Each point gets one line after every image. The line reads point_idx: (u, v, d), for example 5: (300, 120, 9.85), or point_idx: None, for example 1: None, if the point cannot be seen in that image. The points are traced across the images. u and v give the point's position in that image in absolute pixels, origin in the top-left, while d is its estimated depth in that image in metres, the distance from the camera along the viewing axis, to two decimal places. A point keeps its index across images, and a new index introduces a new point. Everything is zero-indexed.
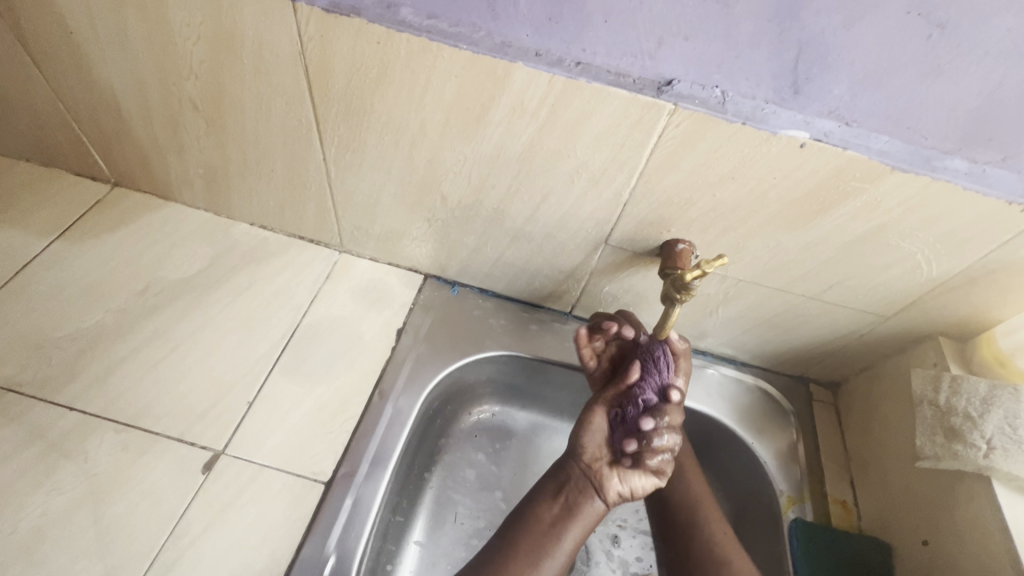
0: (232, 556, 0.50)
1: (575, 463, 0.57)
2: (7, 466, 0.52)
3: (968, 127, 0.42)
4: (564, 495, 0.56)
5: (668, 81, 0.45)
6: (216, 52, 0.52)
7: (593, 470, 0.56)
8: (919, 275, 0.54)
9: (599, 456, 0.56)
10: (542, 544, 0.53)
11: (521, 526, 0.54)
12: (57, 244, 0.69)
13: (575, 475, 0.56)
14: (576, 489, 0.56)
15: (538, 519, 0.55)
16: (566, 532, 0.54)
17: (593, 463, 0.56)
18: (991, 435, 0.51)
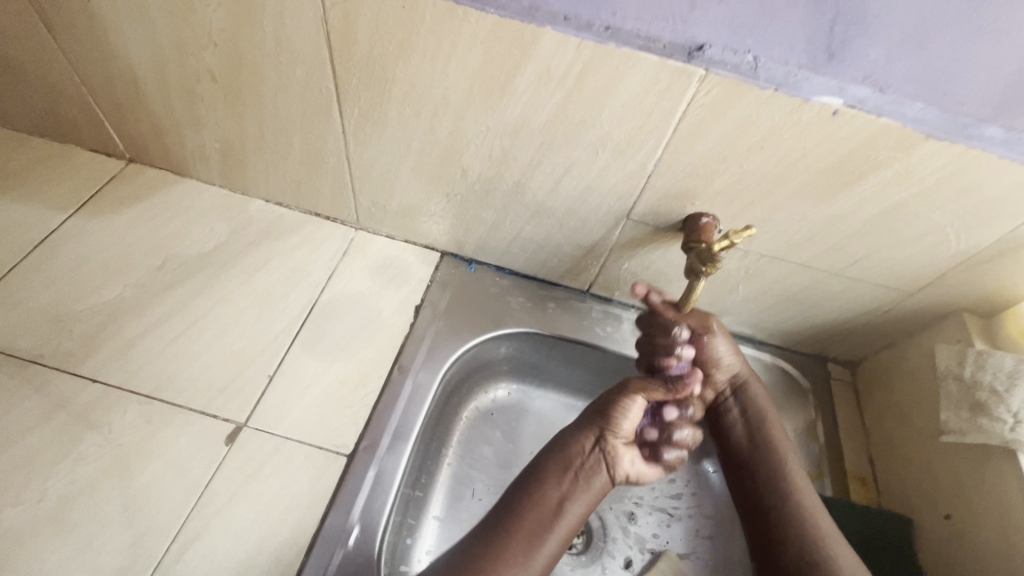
0: (257, 525, 0.50)
1: (592, 438, 0.57)
2: (32, 436, 0.52)
3: (1007, 93, 0.42)
4: (574, 467, 0.56)
5: (699, 46, 0.43)
6: (235, 18, 0.51)
7: (607, 447, 0.57)
8: (948, 248, 0.54)
9: (618, 437, 0.57)
10: (551, 513, 0.54)
11: (533, 495, 0.55)
12: (74, 219, 0.68)
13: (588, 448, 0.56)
14: (589, 464, 0.56)
15: (549, 489, 0.55)
16: (570, 506, 0.55)
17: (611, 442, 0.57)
18: (1019, 410, 0.50)
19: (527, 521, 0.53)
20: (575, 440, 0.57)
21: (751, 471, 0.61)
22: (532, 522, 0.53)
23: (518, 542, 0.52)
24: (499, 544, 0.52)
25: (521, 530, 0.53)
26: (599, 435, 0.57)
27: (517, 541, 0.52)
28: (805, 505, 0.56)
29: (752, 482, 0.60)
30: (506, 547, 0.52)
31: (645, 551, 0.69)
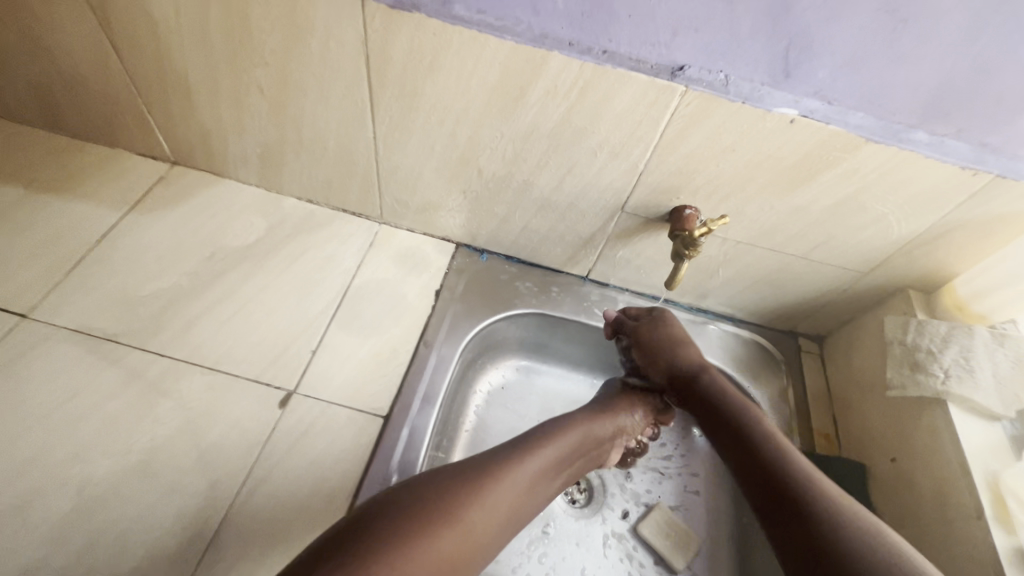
0: (312, 473, 0.59)
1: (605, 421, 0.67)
2: (115, 401, 0.61)
3: (929, 106, 0.51)
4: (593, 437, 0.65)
5: (680, 66, 0.53)
6: (287, 41, 0.59)
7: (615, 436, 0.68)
8: (892, 234, 0.63)
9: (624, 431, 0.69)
10: (560, 465, 0.60)
11: (544, 441, 0.60)
12: (129, 216, 0.76)
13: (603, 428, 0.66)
14: (601, 443, 0.66)
15: (566, 446, 0.61)
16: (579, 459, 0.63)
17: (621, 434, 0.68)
18: (949, 365, 0.61)
19: (542, 459, 0.58)
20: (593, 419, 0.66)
21: (734, 440, 0.59)
22: (545, 465, 0.58)
23: (526, 473, 0.55)
24: (508, 467, 0.55)
25: (534, 470, 0.56)
26: (613, 425, 0.67)
27: (529, 473, 0.56)
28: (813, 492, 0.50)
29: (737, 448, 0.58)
30: (515, 472, 0.55)
31: (640, 504, 0.79)
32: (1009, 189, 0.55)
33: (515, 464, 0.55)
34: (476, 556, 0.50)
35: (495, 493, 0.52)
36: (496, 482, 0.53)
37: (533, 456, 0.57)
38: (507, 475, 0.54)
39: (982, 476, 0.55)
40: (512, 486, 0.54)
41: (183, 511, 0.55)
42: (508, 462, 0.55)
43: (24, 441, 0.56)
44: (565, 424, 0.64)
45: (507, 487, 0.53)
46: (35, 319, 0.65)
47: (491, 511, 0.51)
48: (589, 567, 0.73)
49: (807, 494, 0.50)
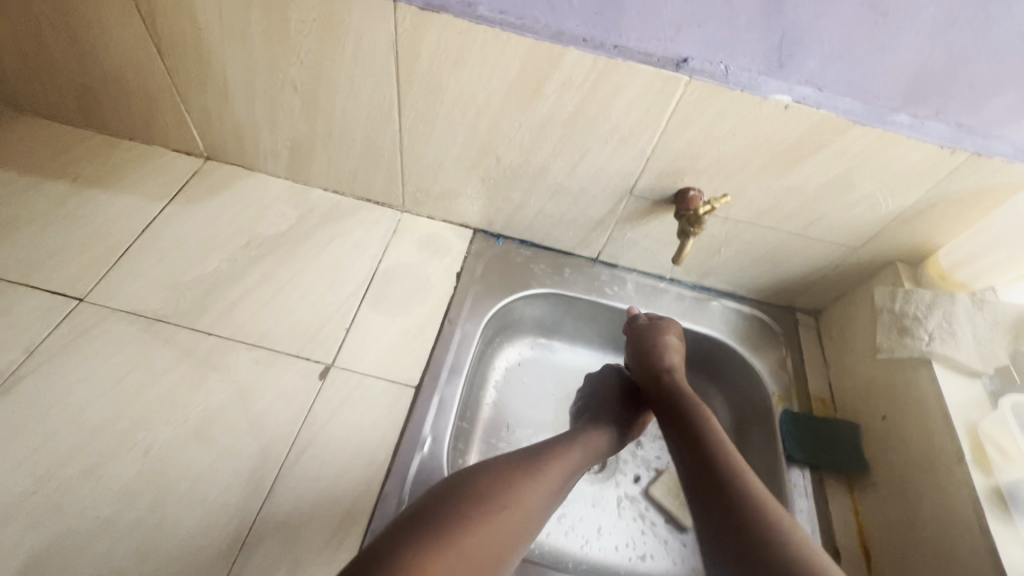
0: (352, 437, 0.65)
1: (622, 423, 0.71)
2: (170, 374, 0.66)
3: (909, 91, 0.57)
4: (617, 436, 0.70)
5: (684, 59, 0.58)
6: (323, 41, 0.65)
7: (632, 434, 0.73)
8: (880, 209, 0.69)
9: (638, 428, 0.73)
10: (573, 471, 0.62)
11: (570, 441, 0.64)
12: (169, 208, 0.82)
13: (622, 428, 0.71)
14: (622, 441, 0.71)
15: (593, 446, 0.65)
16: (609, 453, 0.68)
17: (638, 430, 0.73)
18: (933, 329, 0.66)
19: (574, 456, 0.63)
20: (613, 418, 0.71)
21: (682, 441, 0.59)
22: (574, 463, 0.62)
23: (561, 468, 0.60)
24: (544, 463, 0.59)
25: (567, 466, 0.61)
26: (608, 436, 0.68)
27: (564, 466, 0.60)
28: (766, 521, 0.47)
29: (683, 450, 0.58)
30: (551, 467, 0.59)
31: (650, 469, 0.84)
32: (987, 165, 0.60)
33: (551, 461, 0.60)
34: (520, 548, 0.53)
35: (538, 484, 0.57)
36: (535, 476, 0.57)
37: (565, 454, 0.62)
38: (546, 467, 0.59)
39: (963, 425, 0.61)
40: (551, 476, 0.58)
41: (238, 471, 0.61)
42: (543, 458, 0.60)
43: (94, 409, 0.63)
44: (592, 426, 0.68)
45: (546, 480, 0.58)
46: (92, 302, 0.71)
47: (536, 500, 0.56)
48: (604, 526, 0.78)
49: (747, 512, 0.49)
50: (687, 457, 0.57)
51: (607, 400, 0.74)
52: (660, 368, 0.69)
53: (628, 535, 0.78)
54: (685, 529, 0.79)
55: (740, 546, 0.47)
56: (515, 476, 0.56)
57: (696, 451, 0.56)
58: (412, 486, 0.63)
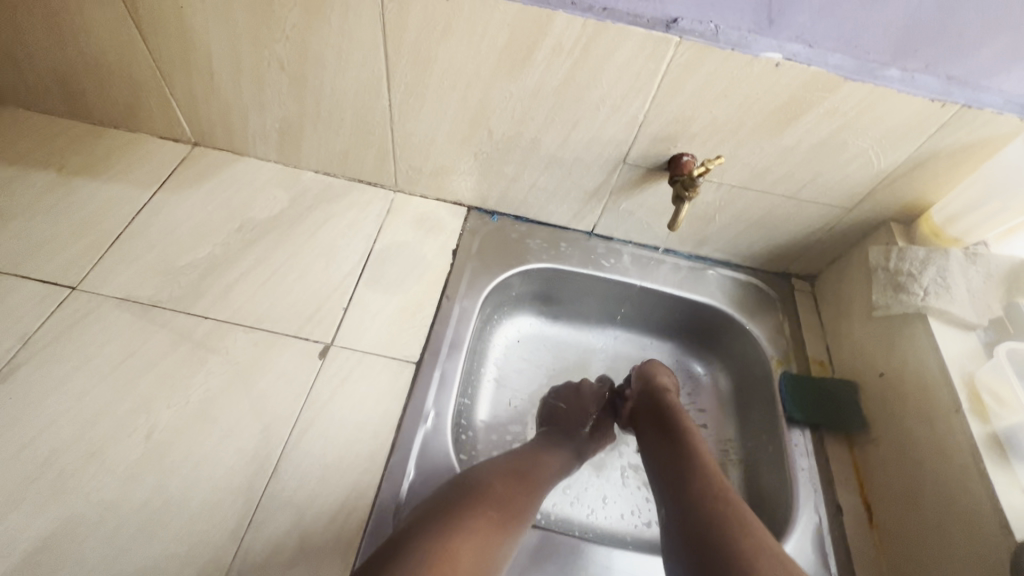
0: (355, 414, 0.65)
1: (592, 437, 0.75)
2: (168, 358, 0.66)
3: (899, 44, 0.57)
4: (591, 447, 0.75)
5: (674, 19, 0.58)
6: (308, 16, 0.64)
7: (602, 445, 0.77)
8: (872, 167, 0.69)
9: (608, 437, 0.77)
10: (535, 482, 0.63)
11: (552, 447, 0.70)
12: (158, 195, 0.81)
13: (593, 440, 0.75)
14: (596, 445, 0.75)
15: (569, 450, 0.71)
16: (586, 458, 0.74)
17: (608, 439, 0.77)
18: (927, 284, 0.67)
19: (557, 458, 0.68)
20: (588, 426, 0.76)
21: (665, 453, 0.64)
22: (558, 465, 0.68)
23: (547, 470, 0.65)
24: (533, 466, 0.64)
25: (552, 468, 0.66)
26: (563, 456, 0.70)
27: (549, 468, 0.66)
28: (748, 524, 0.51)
29: (664, 460, 0.63)
30: (514, 484, 0.60)
31: None
32: (978, 117, 0.60)
33: (538, 464, 0.65)
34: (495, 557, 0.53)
35: (525, 487, 0.61)
36: (525, 475, 0.62)
37: (549, 458, 0.67)
38: (535, 468, 0.64)
39: (959, 376, 0.62)
40: (540, 476, 0.64)
41: (241, 450, 0.61)
42: (531, 461, 0.65)
43: (92, 395, 0.62)
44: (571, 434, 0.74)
45: (535, 478, 0.63)
46: (85, 290, 0.70)
47: (530, 495, 0.60)
48: (609, 495, 0.78)
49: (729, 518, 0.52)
50: (669, 466, 0.61)
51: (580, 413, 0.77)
52: (655, 385, 0.75)
53: (633, 504, 0.78)
54: None
55: (710, 538, 0.50)
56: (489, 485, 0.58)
57: (678, 462, 0.61)
58: (417, 459, 0.63)
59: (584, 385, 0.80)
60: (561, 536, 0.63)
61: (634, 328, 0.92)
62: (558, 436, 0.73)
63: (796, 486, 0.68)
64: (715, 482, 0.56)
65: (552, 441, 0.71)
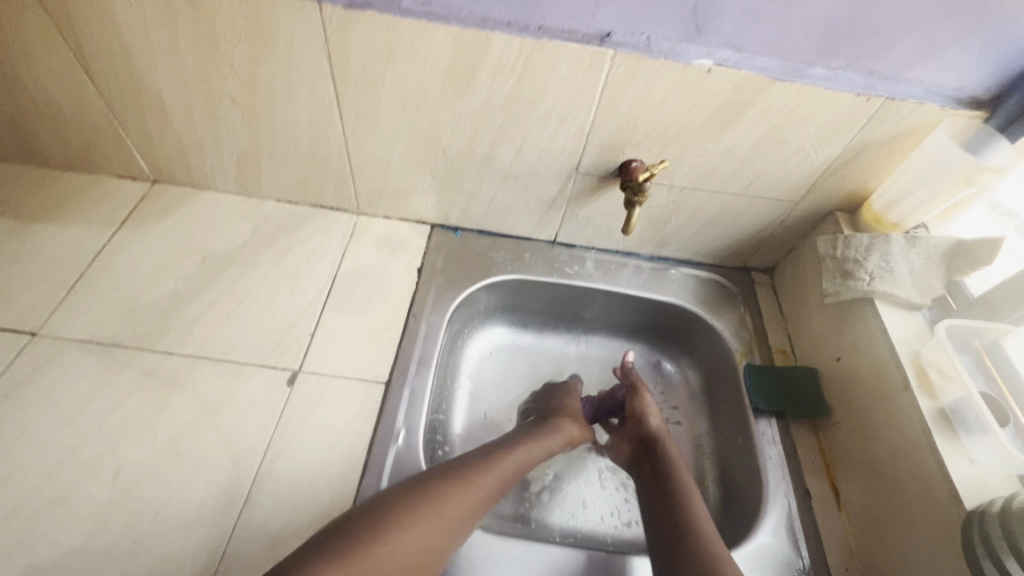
0: (326, 438, 0.65)
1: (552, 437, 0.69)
2: (134, 397, 0.66)
3: (822, 43, 0.60)
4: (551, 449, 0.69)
5: (607, 33, 0.60)
6: (253, 49, 0.65)
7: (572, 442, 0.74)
8: (812, 161, 0.72)
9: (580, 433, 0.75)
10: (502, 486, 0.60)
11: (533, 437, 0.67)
12: (118, 234, 0.81)
13: (550, 442, 0.69)
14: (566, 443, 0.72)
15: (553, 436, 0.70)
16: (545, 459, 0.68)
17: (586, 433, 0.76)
18: (872, 269, 0.69)
19: (506, 469, 0.61)
20: (546, 430, 0.70)
21: (656, 503, 0.63)
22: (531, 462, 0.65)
23: (485, 487, 0.58)
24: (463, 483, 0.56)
25: (494, 485, 0.59)
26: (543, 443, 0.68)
27: (485, 487, 0.58)
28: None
29: (655, 512, 0.62)
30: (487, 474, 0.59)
31: None
32: (902, 107, 0.64)
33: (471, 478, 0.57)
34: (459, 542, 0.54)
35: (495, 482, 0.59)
36: (450, 493, 0.55)
37: (495, 472, 0.60)
38: (466, 486, 0.56)
39: (907, 355, 0.64)
40: (472, 494, 0.56)
41: (212, 483, 0.61)
42: (462, 476, 0.57)
43: (58, 439, 0.62)
44: (526, 441, 0.66)
45: (467, 495, 0.56)
46: (46, 335, 0.70)
47: (448, 518, 0.53)
48: (589, 498, 0.78)
49: None
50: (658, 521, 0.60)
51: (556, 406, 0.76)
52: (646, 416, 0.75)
53: (613, 505, 0.78)
54: None
55: None
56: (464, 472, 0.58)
57: (668, 516, 0.60)
58: (390, 476, 0.63)
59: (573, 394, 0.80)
60: (539, 543, 0.63)
61: (604, 332, 0.94)
62: (511, 443, 0.65)
63: (767, 477, 0.69)
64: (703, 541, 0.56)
65: (502, 449, 0.63)
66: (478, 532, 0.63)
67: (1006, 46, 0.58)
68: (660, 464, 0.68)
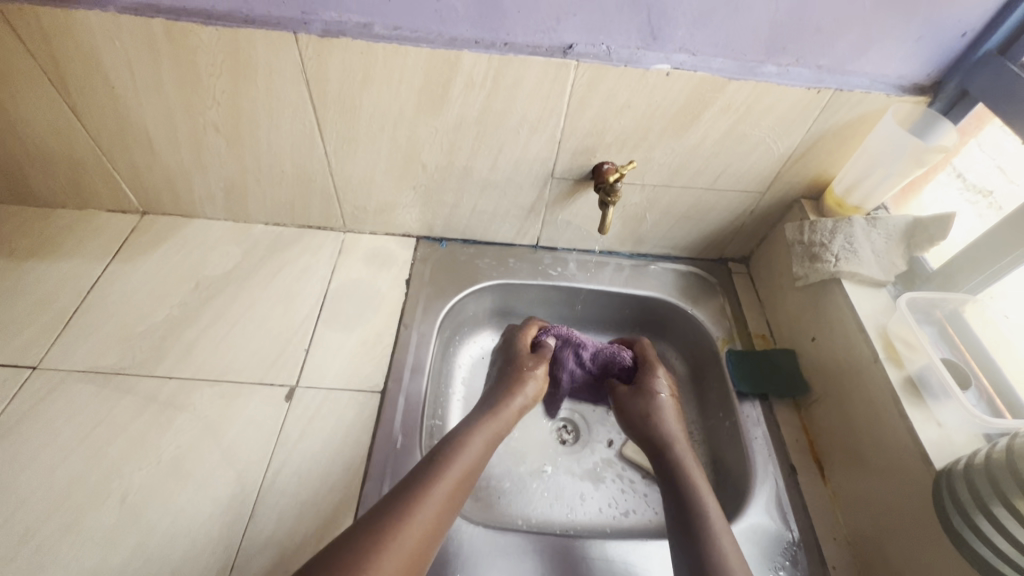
0: (325, 449, 0.67)
1: (501, 415, 0.68)
2: (137, 422, 0.68)
3: (770, 42, 0.64)
4: (490, 443, 0.66)
5: (569, 45, 0.64)
6: (234, 80, 0.68)
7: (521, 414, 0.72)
8: (773, 153, 0.76)
9: (532, 401, 0.73)
10: (473, 469, 0.62)
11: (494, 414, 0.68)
12: (111, 266, 0.83)
13: (484, 440, 0.65)
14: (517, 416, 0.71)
15: (511, 405, 0.70)
16: (489, 455, 0.65)
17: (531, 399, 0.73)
18: (838, 251, 0.73)
19: (443, 490, 0.57)
20: (483, 425, 0.66)
21: (668, 499, 0.64)
22: (498, 433, 0.67)
23: (434, 504, 0.56)
24: (390, 540, 0.51)
25: (428, 521, 0.54)
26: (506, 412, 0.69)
27: (419, 526, 0.53)
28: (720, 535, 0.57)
29: (669, 510, 0.63)
30: (452, 463, 0.60)
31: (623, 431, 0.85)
32: (850, 97, 0.68)
33: (397, 530, 0.52)
34: (440, 536, 0.56)
35: (466, 466, 0.61)
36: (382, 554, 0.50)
37: (426, 507, 0.55)
38: (402, 528, 0.52)
39: (875, 330, 0.68)
40: (429, 505, 0.55)
41: (217, 498, 0.63)
42: (388, 529, 0.52)
43: (63, 468, 0.64)
44: (454, 451, 0.62)
45: (439, 490, 0.57)
46: (46, 368, 0.71)
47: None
48: (586, 491, 0.78)
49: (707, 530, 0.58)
50: (674, 517, 0.61)
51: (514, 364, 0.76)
52: (647, 388, 0.74)
53: (610, 496, 0.78)
54: None
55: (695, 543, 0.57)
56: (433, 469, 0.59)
57: (681, 520, 0.60)
58: (391, 482, 0.65)
59: (522, 354, 0.78)
60: (538, 535, 0.66)
61: (591, 329, 0.97)
62: (438, 460, 0.60)
63: (754, 460, 0.72)
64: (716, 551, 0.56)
65: (431, 475, 0.58)
66: (479, 529, 0.65)
67: (940, 35, 0.62)
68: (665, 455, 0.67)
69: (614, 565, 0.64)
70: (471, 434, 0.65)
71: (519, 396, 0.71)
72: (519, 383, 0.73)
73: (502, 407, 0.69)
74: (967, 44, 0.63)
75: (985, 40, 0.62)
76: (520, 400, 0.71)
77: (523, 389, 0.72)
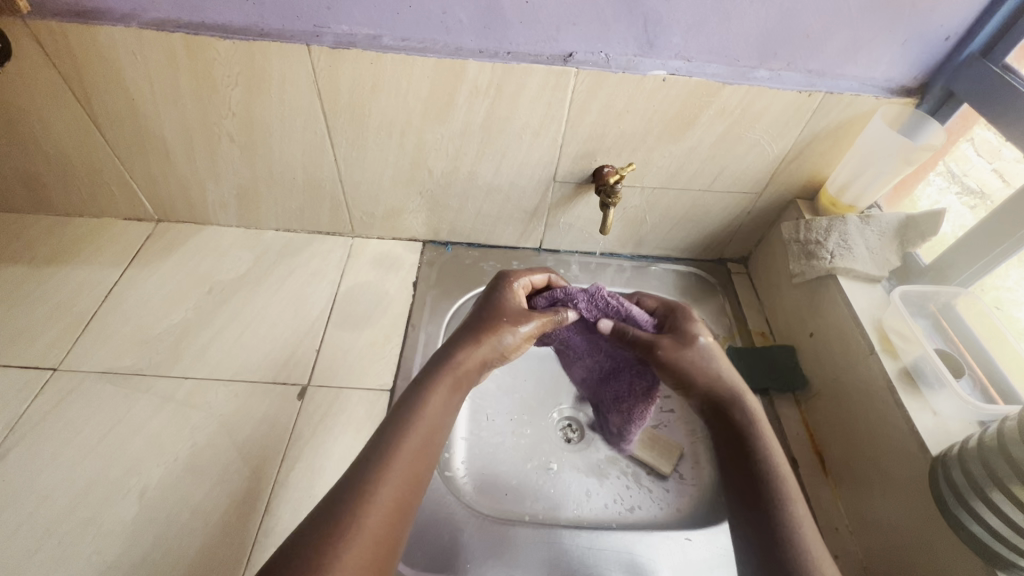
0: (337, 445, 0.69)
1: (466, 366, 0.59)
2: (155, 420, 0.70)
3: (761, 49, 0.66)
4: (451, 401, 0.58)
5: (569, 54, 0.67)
6: (248, 90, 0.71)
7: (485, 367, 0.62)
8: (769, 154, 0.78)
9: (500, 354, 0.62)
10: (435, 432, 0.55)
11: (453, 368, 0.59)
12: (128, 271, 0.86)
13: (443, 396, 0.57)
14: (484, 365, 0.61)
15: (476, 355, 0.60)
16: (451, 412, 0.58)
17: (501, 354, 0.62)
18: (833, 248, 0.75)
19: (401, 467, 0.51)
20: (439, 381, 0.58)
21: (729, 464, 0.59)
22: (462, 385, 0.59)
23: (393, 487, 0.49)
24: (350, 531, 0.45)
25: (388, 504, 0.48)
26: (473, 361, 0.60)
27: (381, 510, 0.48)
28: (795, 509, 0.54)
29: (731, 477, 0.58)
30: (406, 438, 0.53)
31: None
32: (841, 99, 0.70)
33: (356, 519, 0.46)
34: (408, 516, 0.50)
35: (422, 433, 0.54)
36: (344, 549, 0.44)
37: (385, 488, 0.49)
38: (361, 517, 0.46)
39: (871, 324, 0.70)
40: (388, 488, 0.49)
41: (233, 494, 0.64)
42: (346, 519, 0.46)
43: (84, 466, 0.66)
44: (405, 421, 0.54)
45: (397, 470, 0.50)
46: (66, 369, 0.74)
47: None
48: (592, 488, 0.79)
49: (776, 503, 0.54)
50: (738, 486, 0.57)
51: (494, 312, 0.64)
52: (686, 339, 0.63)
53: (615, 492, 0.79)
54: (666, 477, 0.80)
55: (768, 518, 0.54)
56: (387, 445, 0.52)
57: (746, 492, 0.56)
58: None
59: (502, 299, 0.65)
60: (546, 529, 0.67)
61: None
62: (387, 435, 0.53)
63: None
64: (799, 548, 0.51)
65: (383, 453, 0.51)
66: (487, 521, 0.67)
67: (924, 39, 0.65)
68: (727, 416, 0.60)
69: (621, 555, 0.66)
70: (424, 396, 0.56)
71: (490, 346, 0.61)
72: (492, 332, 0.61)
73: (456, 363, 0.59)
74: (952, 46, 0.66)
75: (970, 41, 0.64)
76: (487, 350, 0.61)
77: (494, 342, 0.61)
